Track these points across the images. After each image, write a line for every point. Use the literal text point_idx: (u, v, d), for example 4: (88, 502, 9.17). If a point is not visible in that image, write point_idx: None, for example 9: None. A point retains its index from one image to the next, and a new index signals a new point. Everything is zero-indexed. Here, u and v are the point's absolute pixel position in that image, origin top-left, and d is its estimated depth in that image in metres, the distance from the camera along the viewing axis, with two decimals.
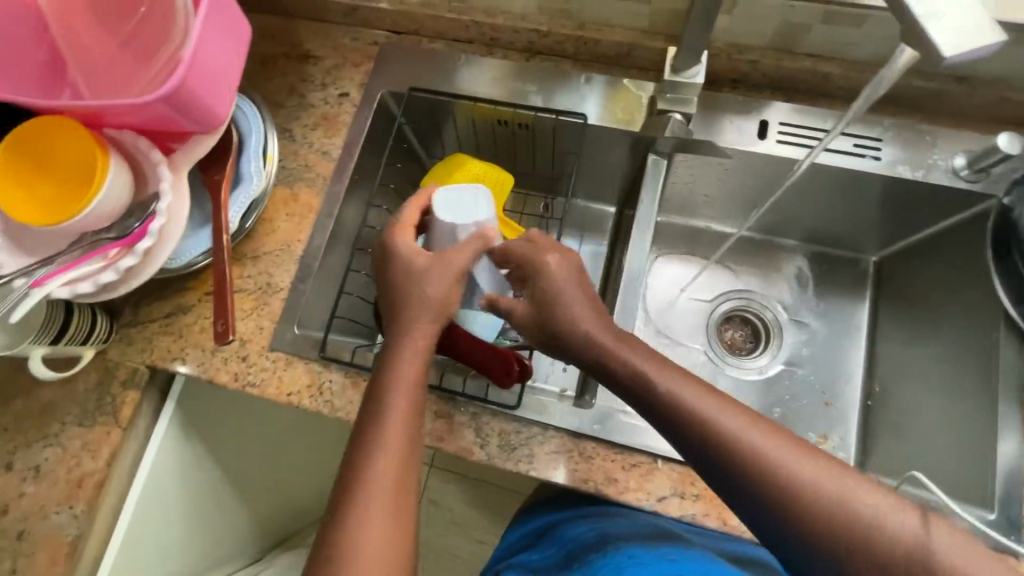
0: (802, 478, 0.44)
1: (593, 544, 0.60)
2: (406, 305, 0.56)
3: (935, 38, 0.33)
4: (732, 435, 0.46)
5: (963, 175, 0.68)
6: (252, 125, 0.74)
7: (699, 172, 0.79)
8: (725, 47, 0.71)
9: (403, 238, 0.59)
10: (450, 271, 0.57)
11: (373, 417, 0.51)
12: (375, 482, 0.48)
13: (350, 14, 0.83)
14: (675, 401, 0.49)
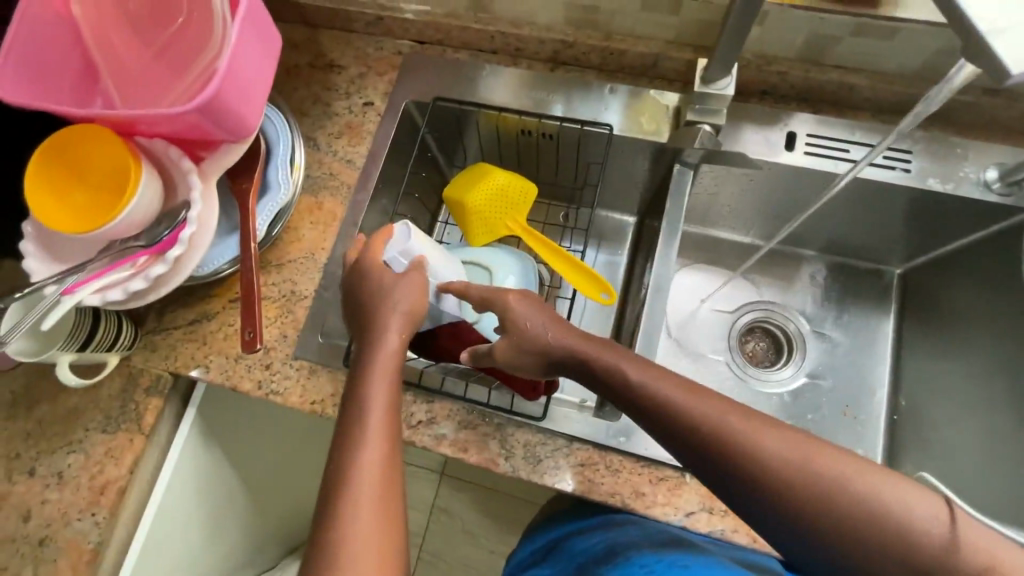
0: (818, 480, 0.45)
1: (602, 556, 0.57)
2: (375, 320, 0.57)
3: (1002, 55, 0.32)
4: (744, 444, 0.46)
5: (995, 188, 0.67)
6: (279, 134, 0.74)
7: (723, 183, 0.78)
8: (753, 58, 0.70)
9: (372, 259, 0.61)
10: (416, 285, 0.60)
11: (353, 429, 0.50)
12: (362, 495, 0.47)
13: (376, 24, 0.83)
14: (685, 413, 0.48)
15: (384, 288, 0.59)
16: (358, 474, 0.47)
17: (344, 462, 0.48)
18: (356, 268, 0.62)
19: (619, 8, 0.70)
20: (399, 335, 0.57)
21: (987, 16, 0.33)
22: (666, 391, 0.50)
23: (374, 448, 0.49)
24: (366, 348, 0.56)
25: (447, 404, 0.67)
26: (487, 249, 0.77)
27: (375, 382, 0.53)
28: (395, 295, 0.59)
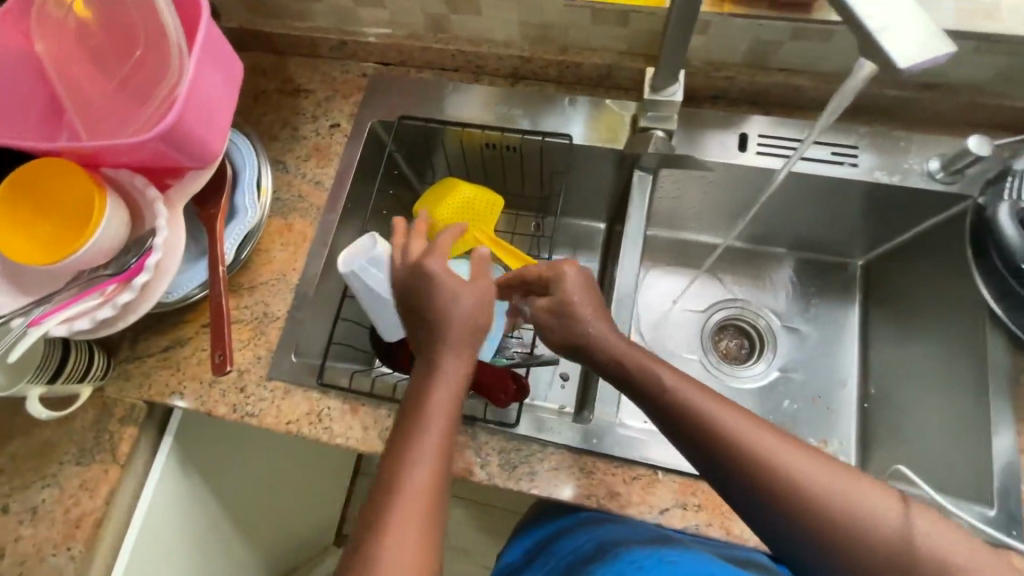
0: (814, 491, 0.46)
1: (592, 554, 0.56)
2: (437, 342, 0.54)
3: (892, 52, 0.35)
4: (749, 445, 0.48)
5: (939, 177, 0.70)
6: (246, 160, 0.75)
7: (685, 186, 0.81)
8: (702, 65, 0.73)
9: (437, 261, 0.58)
10: (481, 294, 0.56)
11: (397, 456, 0.49)
12: (400, 525, 0.45)
13: (340, 49, 0.85)
14: (711, 426, 0.49)
15: (450, 305, 0.55)
16: (394, 506, 0.46)
17: (386, 489, 0.47)
18: (416, 278, 0.58)
19: (571, 23, 0.73)
20: (464, 364, 0.54)
21: (875, 16, 0.36)
22: (687, 395, 0.51)
23: (414, 493, 0.47)
24: (423, 374, 0.54)
25: None
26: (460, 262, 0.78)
27: (428, 416, 0.51)
28: (462, 314, 0.55)
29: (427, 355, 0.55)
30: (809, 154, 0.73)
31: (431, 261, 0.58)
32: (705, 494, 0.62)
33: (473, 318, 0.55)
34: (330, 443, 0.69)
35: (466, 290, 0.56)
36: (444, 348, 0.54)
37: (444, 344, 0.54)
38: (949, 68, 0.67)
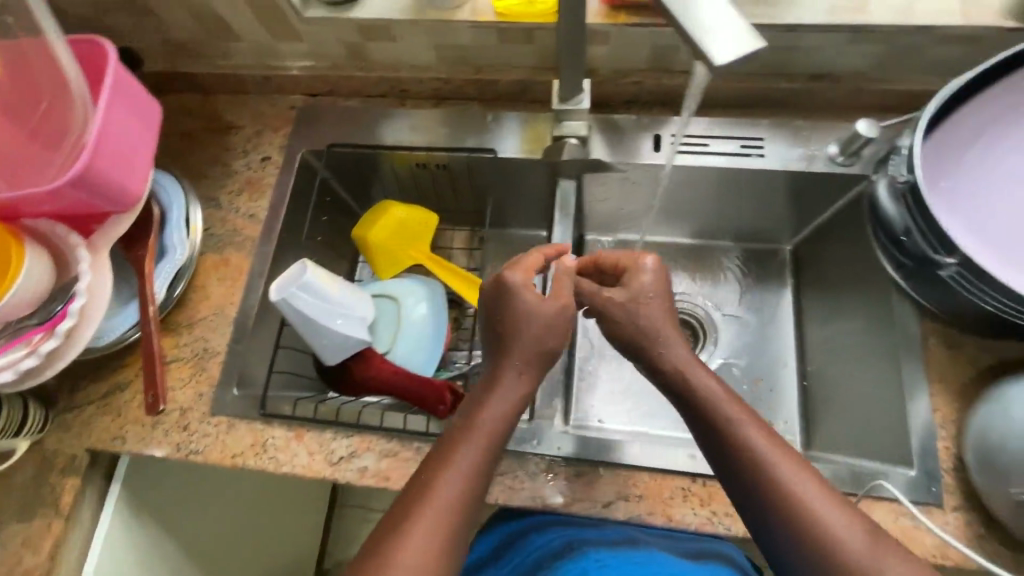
0: (807, 516, 0.48)
1: (559, 553, 0.59)
2: (506, 356, 0.57)
3: (712, 51, 0.40)
4: (758, 457, 0.52)
5: (839, 161, 0.73)
6: (172, 198, 0.77)
7: (611, 190, 0.84)
8: (609, 73, 0.77)
9: (517, 274, 0.60)
10: (558, 307, 0.59)
11: (438, 464, 0.52)
12: (420, 526, 0.49)
13: (265, 83, 0.87)
14: (743, 442, 0.52)
15: (524, 323, 0.58)
16: (423, 509, 0.50)
17: (419, 490, 0.51)
18: (497, 291, 0.60)
19: (481, 43, 0.76)
20: (525, 387, 0.57)
21: (695, 22, 0.40)
22: (723, 410, 0.55)
23: (440, 505, 0.50)
24: (486, 385, 0.57)
25: (367, 436, 0.69)
26: (397, 281, 0.79)
27: (476, 434, 0.54)
28: (531, 334, 0.58)
29: (492, 373, 0.58)
30: (720, 149, 0.76)
31: (514, 274, 0.59)
32: (646, 484, 0.64)
33: (545, 341, 0.58)
34: (276, 472, 0.69)
35: (547, 308, 0.58)
36: (510, 369, 0.57)
37: (510, 362, 0.57)
38: (833, 59, 0.71)
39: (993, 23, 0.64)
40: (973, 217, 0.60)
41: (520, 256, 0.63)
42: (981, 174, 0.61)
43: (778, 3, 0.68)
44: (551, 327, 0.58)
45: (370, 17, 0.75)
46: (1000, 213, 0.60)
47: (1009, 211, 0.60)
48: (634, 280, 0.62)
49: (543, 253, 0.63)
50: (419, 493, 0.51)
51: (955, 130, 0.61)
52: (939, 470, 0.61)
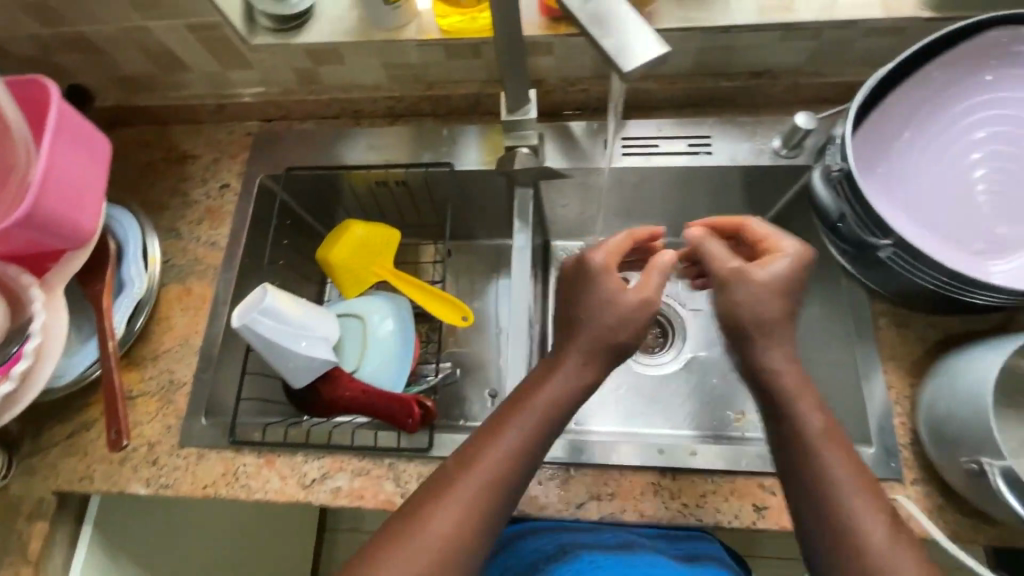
0: (849, 529, 0.50)
1: (551, 556, 0.62)
2: (572, 342, 0.58)
3: (621, 59, 0.42)
4: (817, 462, 0.52)
5: (783, 153, 0.76)
6: (128, 232, 0.77)
7: (571, 197, 0.85)
8: (557, 82, 0.79)
9: (598, 257, 0.61)
10: (641, 298, 0.58)
11: (487, 441, 0.55)
12: (458, 495, 0.52)
13: (220, 111, 0.87)
14: (798, 424, 0.54)
15: (594, 313, 0.58)
16: (465, 479, 0.53)
17: (466, 459, 0.54)
18: (577, 270, 0.61)
19: (429, 60, 0.78)
20: (591, 376, 0.58)
21: (604, 32, 0.42)
22: (799, 410, 0.54)
23: (480, 479, 0.53)
24: (548, 368, 0.58)
25: (338, 456, 0.68)
26: (363, 299, 0.80)
27: (527, 416, 0.56)
28: (601, 324, 0.58)
29: (557, 359, 0.58)
30: (670, 148, 0.78)
31: (596, 256, 0.61)
32: (617, 482, 0.65)
33: (615, 337, 0.58)
34: (249, 500, 0.68)
35: (629, 296, 0.58)
36: (574, 356, 0.58)
37: (573, 350, 0.58)
38: (769, 56, 0.74)
39: (913, 13, 0.67)
40: (907, 202, 0.62)
41: (610, 237, 0.64)
42: (913, 158, 0.63)
43: (710, 6, 0.70)
44: (626, 321, 0.58)
45: (317, 41, 0.76)
46: (933, 195, 0.62)
47: (941, 191, 0.62)
48: (770, 267, 0.58)
49: (632, 237, 0.65)
50: (463, 461, 0.54)
51: (886, 118, 0.63)
52: (897, 446, 0.63)
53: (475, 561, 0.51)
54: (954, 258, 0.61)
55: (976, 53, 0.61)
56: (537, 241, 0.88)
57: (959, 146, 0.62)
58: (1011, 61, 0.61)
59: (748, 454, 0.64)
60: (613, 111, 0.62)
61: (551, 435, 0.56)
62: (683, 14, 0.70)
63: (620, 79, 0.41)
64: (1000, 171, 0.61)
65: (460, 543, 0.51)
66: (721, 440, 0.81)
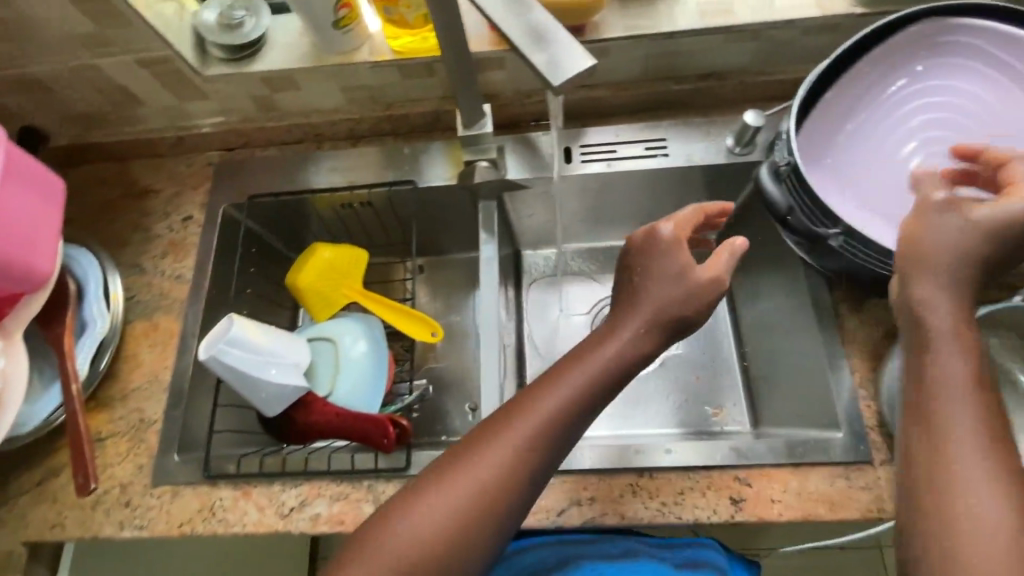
0: (949, 476, 0.44)
1: (554, 566, 0.60)
2: (630, 308, 0.57)
3: (548, 73, 0.41)
4: (938, 417, 0.45)
5: (737, 151, 0.77)
6: (88, 271, 0.76)
7: (536, 207, 0.86)
8: (513, 96, 0.81)
9: (668, 228, 0.59)
10: (703, 273, 0.56)
11: (546, 390, 0.54)
12: (510, 437, 0.51)
13: (178, 144, 0.87)
14: (937, 369, 0.46)
15: (655, 286, 0.57)
16: (519, 421, 0.52)
17: (524, 403, 0.53)
18: (645, 243, 0.59)
19: (385, 82, 0.79)
20: (649, 346, 0.56)
21: (530, 48, 0.42)
22: (942, 355, 0.47)
23: (533, 422, 0.52)
24: (609, 327, 0.58)
25: (317, 482, 0.68)
26: (334, 321, 0.80)
27: (586, 370, 0.54)
28: (664, 297, 0.56)
29: (618, 322, 0.57)
30: (628, 153, 0.80)
31: (665, 227, 0.59)
32: (596, 486, 0.65)
33: (677, 311, 0.56)
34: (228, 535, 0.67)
35: (698, 274, 0.56)
36: (632, 324, 0.56)
37: (631, 318, 0.56)
38: (714, 59, 0.76)
39: (844, 11, 0.70)
40: (855, 192, 0.65)
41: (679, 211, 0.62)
42: (858, 148, 0.65)
43: (654, 14, 0.72)
44: (691, 296, 0.56)
45: (271, 68, 0.76)
46: (878, 183, 0.64)
47: (885, 179, 0.64)
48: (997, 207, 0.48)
49: (701, 211, 0.62)
50: (520, 404, 0.53)
51: (830, 111, 0.65)
52: (864, 428, 0.64)
53: (508, 516, 0.50)
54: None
55: (905, 45, 0.63)
56: (506, 251, 0.88)
57: (899, 134, 0.65)
58: (939, 49, 0.63)
59: (722, 448, 0.65)
60: (552, 118, 0.65)
61: (601, 400, 0.55)
62: (628, 23, 0.72)
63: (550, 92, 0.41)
64: (939, 155, 0.64)
65: (496, 494, 0.50)
66: (702, 435, 0.82)
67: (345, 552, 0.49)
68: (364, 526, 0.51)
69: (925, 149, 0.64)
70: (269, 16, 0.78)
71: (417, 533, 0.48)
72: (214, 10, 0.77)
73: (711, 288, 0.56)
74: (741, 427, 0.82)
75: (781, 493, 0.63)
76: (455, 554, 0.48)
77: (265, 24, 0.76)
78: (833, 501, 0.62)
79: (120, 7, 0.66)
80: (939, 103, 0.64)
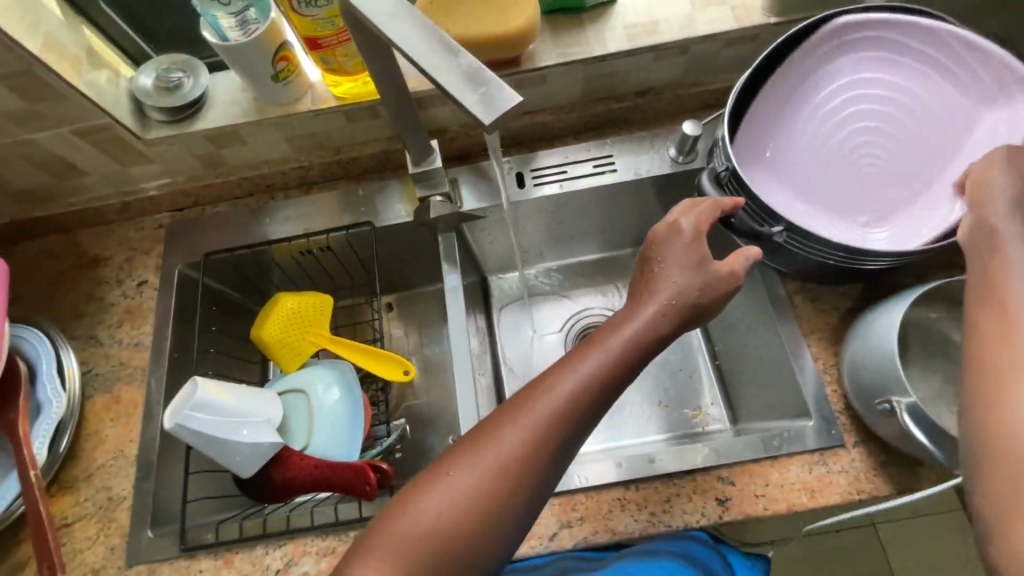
0: (992, 357, 0.43)
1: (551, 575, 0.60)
2: (649, 293, 0.57)
3: (475, 109, 0.42)
4: (994, 305, 0.45)
5: (680, 159, 0.80)
6: (41, 350, 0.74)
7: (497, 234, 0.87)
8: (460, 128, 0.82)
9: (687, 218, 0.60)
10: (722, 273, 0.58)
11: (564, 373, 0.53)
12: (530, 422, 0.50)
13: (126, 209, 0.85)
14: (995, 261, 0.47)
15: (675, 273, 0.58)
16: (537, 407, 0.51)
17: (542, 387, 0.52)
18: (667, 235, 0.60)
19: (331, 127, 0.79)
20: (666, 329, 0.56)
21: (454, 88, 0.42)
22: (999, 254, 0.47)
23: (551, 407, 0.51)
24: (625, 313, 0.57)
25: (301, 540, 0.66)
26: (304, 371, 0.78)
27: (604, 355, 0.54)
28: (687, 282, 0.57)
29: (636, 304, 0.57)
30: (578, 172, 0.82)
31: (685, 220, 0.60)
32: (584, 504, 0.65)
33: (695, 297, 0.57)
34: None
35: (717, 266, 0.58)
36: (653, 305, 0.56)
37: (653, 298, 0.57)
38: (646, 77, 0.80)
39: (760, 21, 0.74)
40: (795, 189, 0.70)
41: (695, 202, 0.63)
42: (796, 147, 0.70)
43: (585, 40, 0.75)
44: (711, 286, 0.57)
45: (215, 126, 0.76)
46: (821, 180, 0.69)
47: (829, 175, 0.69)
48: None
49: (716, 207, 0.61)
50: (539, 390, 0.52)
51: (766, 114, 0.69)
52: (833, 414, 0.66)
53: (528, 498, 0.49)
54: (843, 232, 0.68)
55: (830, 47, 0.67)
56: (471, 278, 0.89)
57: (832, 129, 0.69)
58: (862, 46, 0.67)
59: (704, 451, 0.66)
60: (493, 158, 0.64)
61: (622, 382, 0.54)
62: (562, 49, 0.75)
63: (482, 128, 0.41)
64: (872, 147, 0.68)
65: (515, 473, 0.49)
66: (685, 439, 0.83)
67: (365, 538, 0.48)
68: (388, 506, 0.49)
69: (859, 141, 0.68)
70: (208, 74, 0.79)
71: (437, 516, 0.47)
72: (150, 74, 0.77)
73: (727, 282, 0.58)
74: (721, 425, 0.83)
75: (764, 487, 0.64)
76: (472, 536, 0.47)
77: (204, 82, 0.76)
78: (814, 489, 0.63)
79: (52, 81, 0.66)
80: (868, 95, 0.68)
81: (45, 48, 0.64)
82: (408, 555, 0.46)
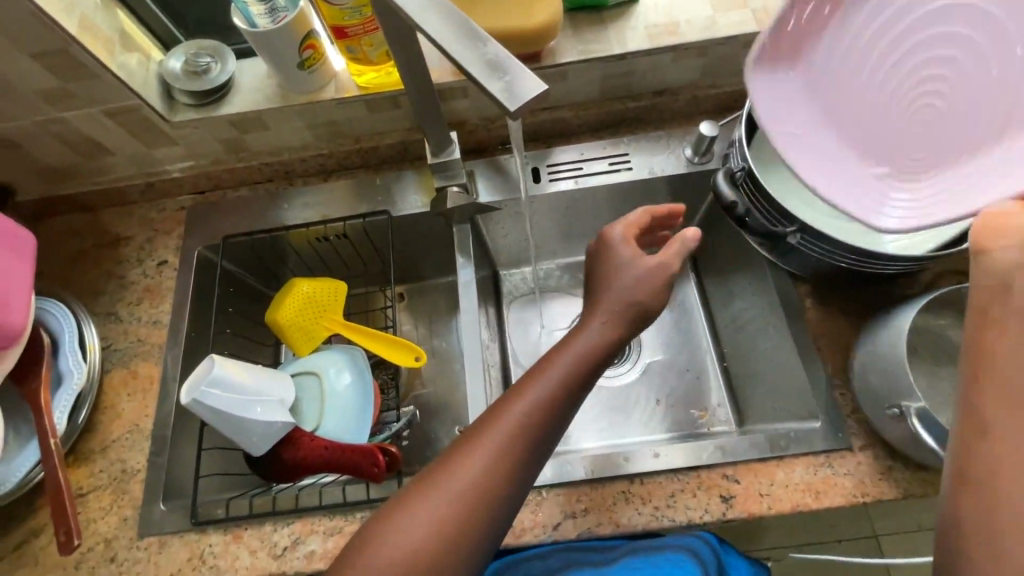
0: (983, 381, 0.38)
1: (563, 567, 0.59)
2: (597, 303, 0.60)
3: (498, 95, 0.43)
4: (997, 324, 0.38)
5: (696, 160, 0.81)
6: (63, 324, 0.76)
7: (510, 227, 0.88)
8: (478, 122, 0.84)
9: (617, 228, 0.64)
10: None
11: (536, 379, 0.54)
12: (509, 427, 0.51)
13: (149, 190, 0.87)
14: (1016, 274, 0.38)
15: (620, 280, 0.60)
16: (515, 413, 0.52)
17: (518, 393, 0.54)
18: (601, 250, 0.63)
19: (351, 117, 0.81)
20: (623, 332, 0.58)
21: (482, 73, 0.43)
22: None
23: (528, 412, 0.52)
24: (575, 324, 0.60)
25: (308, 518, 0.67)
26: (317, 355, 0.80)
27: (573, 358, 0.56)
28: (624, 288, 0.59)
29: (588, 313, 0.60)
30: (593, 169, 0.83)
31: (615, 229, 0.64)
32: (588, 496, 0.66)
33: (637, 298, 0.59)
34: None
35: (649, 260, 0.60)
36: (599, 315, 0.59)
37: (599, 308, 0.59)
38: (665, 77, 0.81)
39: None
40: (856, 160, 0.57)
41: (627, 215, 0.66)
42: (860, 116, 0.58)
43: (605, 38, 0.76)
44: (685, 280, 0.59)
45: (238, 111, 0.78)
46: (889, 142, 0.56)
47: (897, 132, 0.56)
48: None
49: (649, 212, 0.66)
50: (514, 397, 0.53)
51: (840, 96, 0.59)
52: (840, 417, 0.67)
53: (511, 502, 0.50)
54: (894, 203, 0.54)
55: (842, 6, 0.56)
56: (483, 270, 0.89)
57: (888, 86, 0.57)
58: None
59: (709, 448, 0.66)
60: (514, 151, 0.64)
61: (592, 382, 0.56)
62: (582, 47, 0.76)
63: (507, 115, 0.43)
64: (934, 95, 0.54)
65: (499, 480, 0.50)
66: (689, 438, 0.83)
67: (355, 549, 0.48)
68: (373, 520, 0.49)
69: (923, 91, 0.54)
70: (235, 60, 0.80)
71: (435, 514, 0.48)
72: (179, 59, 0.78)
73: None
74: (728, 427, 0.83)
75: (769, 486, 0.64)
76: (469, 533, 0.48)
77: (231, 69, 0.78)
78: (818, 490, 0.63)
79: (85, 60, 0.67)
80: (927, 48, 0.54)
81: (80, 28, 0.66)
82: (411, 551, 0.46)
